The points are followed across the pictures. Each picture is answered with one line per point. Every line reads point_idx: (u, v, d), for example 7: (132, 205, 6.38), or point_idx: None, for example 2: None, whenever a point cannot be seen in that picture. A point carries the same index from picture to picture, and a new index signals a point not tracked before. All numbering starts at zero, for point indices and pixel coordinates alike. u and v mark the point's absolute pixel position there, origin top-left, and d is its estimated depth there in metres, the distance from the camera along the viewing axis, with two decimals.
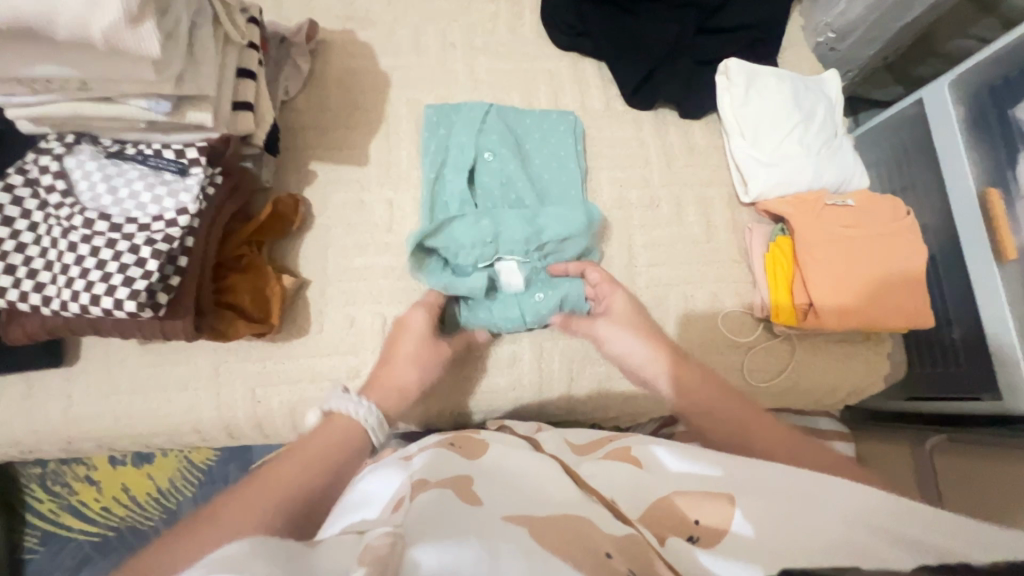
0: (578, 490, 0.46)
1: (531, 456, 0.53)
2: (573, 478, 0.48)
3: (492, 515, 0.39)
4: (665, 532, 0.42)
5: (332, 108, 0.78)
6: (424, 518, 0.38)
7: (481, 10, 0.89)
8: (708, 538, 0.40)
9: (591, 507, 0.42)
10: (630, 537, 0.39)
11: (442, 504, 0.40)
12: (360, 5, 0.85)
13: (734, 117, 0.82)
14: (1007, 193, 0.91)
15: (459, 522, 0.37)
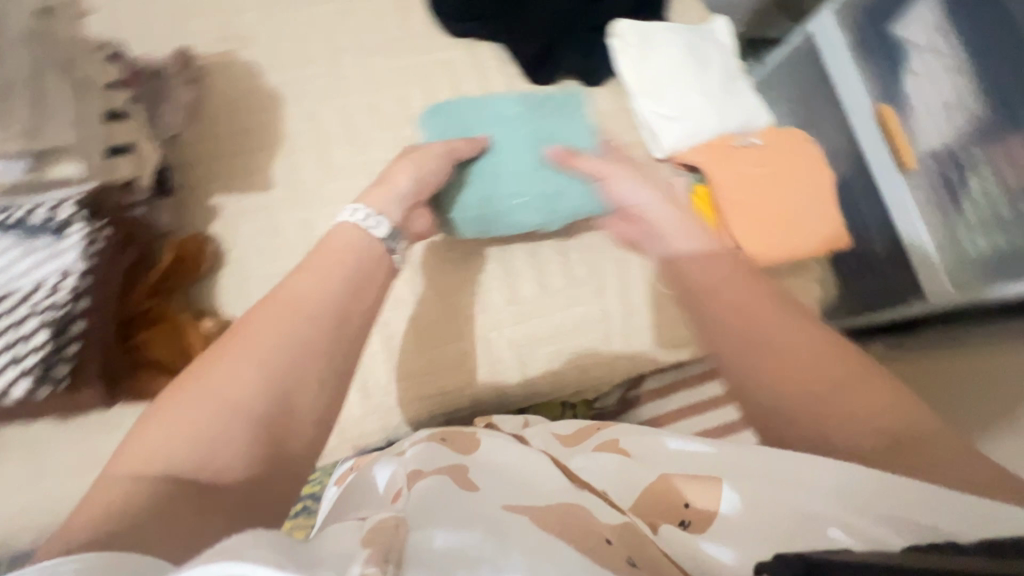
0: (568, 480, 0.48)
1: (514, 446, 0.54)
2: (562, 467, 0.50)
3: (488, 504, 0.41)
4: (658, 520, 0.44)
5: (225, 136, 0.74)
6: (425, 504, 0.41)
7: (365, 10, 0.86)
8: (700, 523, 0.42)
9: (587, 497, 0.45)
10: (623, 525, 0.41)
11: (444, 488, 0.44)
12: (236, 23, 0.81)
13: (632, 81, 0.82)
14: (900, 106, 0.98)
15: (457, 512, 0.39)
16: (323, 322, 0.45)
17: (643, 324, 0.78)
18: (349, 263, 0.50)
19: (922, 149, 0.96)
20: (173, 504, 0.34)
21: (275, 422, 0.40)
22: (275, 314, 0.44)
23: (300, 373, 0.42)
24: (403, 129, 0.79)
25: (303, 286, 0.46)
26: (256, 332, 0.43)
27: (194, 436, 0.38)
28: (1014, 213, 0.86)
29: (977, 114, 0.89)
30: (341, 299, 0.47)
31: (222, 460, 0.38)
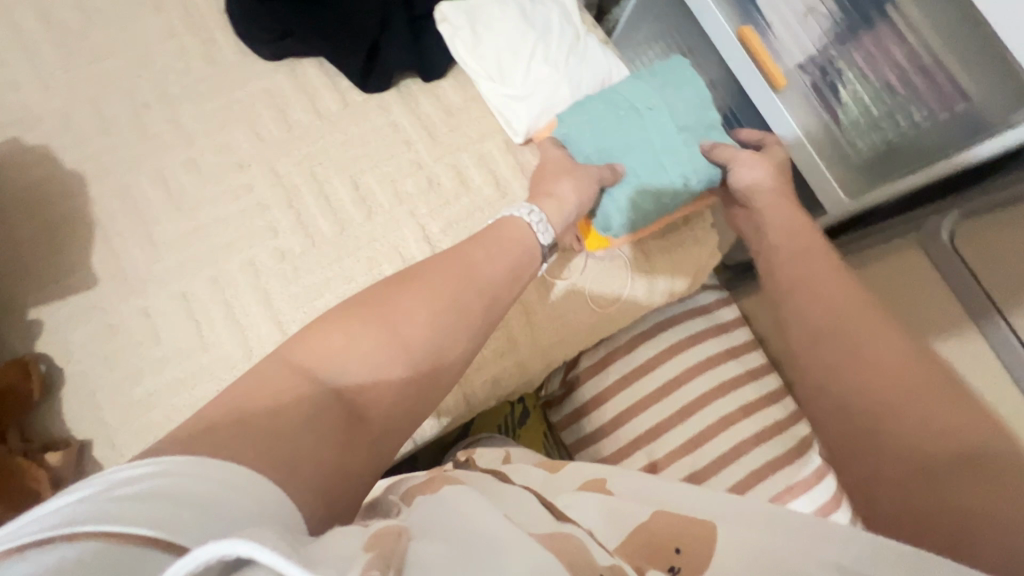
0: (548, 512, 0.39)
1: (500, 487, 0.43)
2: (547, 504, 0.40)
3: (486, 513, 0.36)
4: (643, 565, 0.37)
5: (26, 238, 0.65)
6: (428, 517, 0.36)
7: (163, 53, 0.76)
8: (691, 567, 0.36)
9: (567, 527, 0.37)
10: (614, 566, 0.34)
11: (445, 500, 0.38)
12: (13, 104, 0.71)
13: (475, 64, 0.77)
14: (758, 25, 0.93)
15: (457, 525, 0.34)
16: (494, 295, 0.55)
17: (544, 321, 0.74)
18: (516, 249, 0.60)
19: (788, 66, 0.93)
20: (322, 406, 0.42)
21: (410, 379, 0.48)
22: (444, 282, 0.52)
23: (444, 340, 0.50)
24: (234, 179, 0.71)
25: (479, 264, 0.55)
26: (432, 295, 0.51)
27: (330, 363, 0.45)
28: (879, 109, 0.88)
29: (831, 16, 0.88)
30: (511, 273, 0.58)
31: (355, 388, 0.45)
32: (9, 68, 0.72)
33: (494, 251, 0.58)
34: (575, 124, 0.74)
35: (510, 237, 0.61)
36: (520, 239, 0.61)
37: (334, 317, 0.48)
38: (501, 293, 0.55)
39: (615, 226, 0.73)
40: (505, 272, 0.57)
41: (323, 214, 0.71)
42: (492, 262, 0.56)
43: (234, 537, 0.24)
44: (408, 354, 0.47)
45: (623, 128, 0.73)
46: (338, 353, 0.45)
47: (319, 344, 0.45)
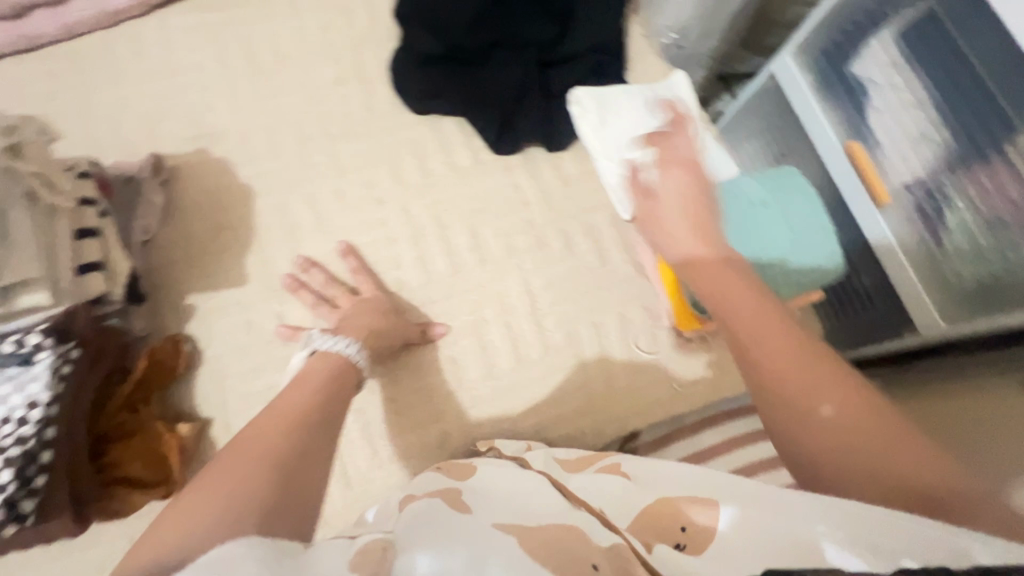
0: (566, 500, 0.56)
1: (520, 473, 0.62)
2: (560, 489, 0.58)
3: (476, 522, 0.49)
4: (652, 538, 0.50)
5: (197, 235, 0.76)
6: (417, 523, 0.49)
7: (331, 95, 0.88)
8: (692, 544, 0.48)
9: (583, 518, 0.52)
10: (614, 548, 0.47)
11: (436, 509, 0.52)
12: (207, 121, 0.84)
13: (597, 144, 0.85)
14: (867, 142, 0.97)
15: (444, 530, 0.48)
16: (317, 409, 0.55)
17: (624, 388, 0.77)
18: (330, 386, 0.59)
19: (894, 185, 0.95)
20: (242, 511, 0.41)
21: (295, 482, 0.46)
22: (277, 417, 0.52)
23: (307, 439, 0.51)
24: (371, 212, 0.80)
25: (276, 410, 0.53)
26: (269, 421, 0.51)
27: (247, 489, 0.43)
28: (991, 240, 0.87)
29: (944, 145, 0.90)
30: (315, 397, 0.56)
31: (259, 508, 0.42)
32: (208, 90, 0.86)
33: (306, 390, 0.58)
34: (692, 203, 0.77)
35: (317, 372, 0.61)
36: (332, 369, 0.62)
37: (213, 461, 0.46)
38: (304, 415, 0.53)
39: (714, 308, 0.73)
40: (310, 402, 0.55)
41: (441, 255, 0.79)
42: (295, 398, 0.55)
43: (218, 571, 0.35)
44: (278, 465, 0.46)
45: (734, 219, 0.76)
46: (212, 486, 0.43)
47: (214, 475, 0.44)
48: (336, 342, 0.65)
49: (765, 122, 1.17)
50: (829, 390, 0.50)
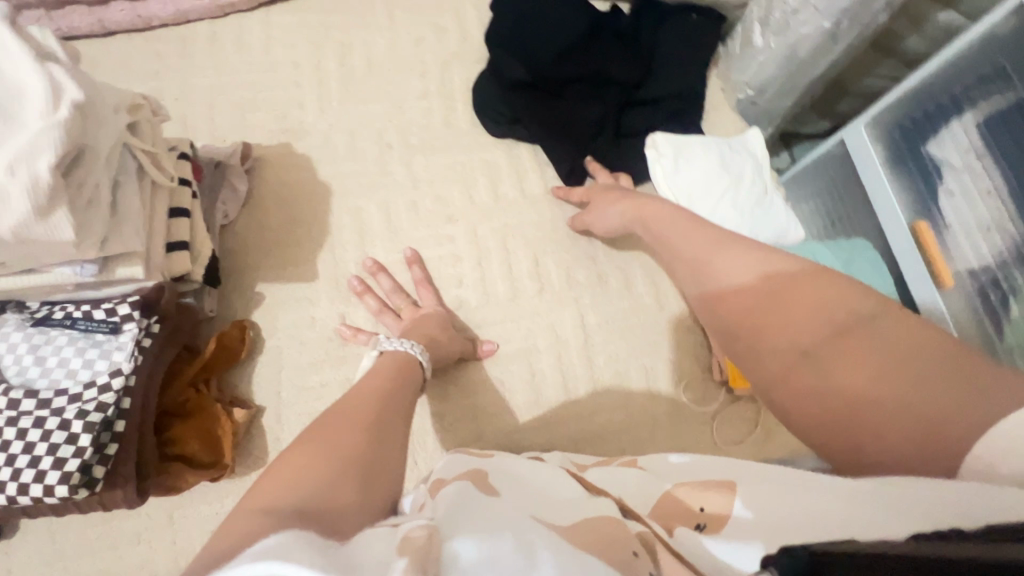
0: (584, 491, 0.51)
1: (555, 475, 0.55)
2: (584, 486, 0.53)
3: (520, 513, 0.43)
4: (672, 521, 0.46)
5: (272, 225, 0.78)
6: (455, 511, 0.42)
7: (415, 108, 0.91)
8: (715, 523, 0.44)
9: (602, 505, 0.47)
10: (641, 535, 0.43)
11: (468, 497, 0.45)
12: (294, 118, 0.87)
13: (668, 191, 0.86)
14: (934, 223, 0.97)
15: (485, 518, 0.40)
16: (392, 405, 0.53)
17: (669, 437, 0.76)
18: (408, 375, 0.61)
19: (958, 269, 0.94)
20: (325, 490, 0.40)
21: (372, 468, 0.44)
22: (355, 408, 0.50)
23: (384, 431, 0.49)
24: (440, 227, 0.82)
25: (353, 400, 0.51)
26: (347, 409, 0.49)
27: (332, 472, 0.42)
28: None
29: (1017, 238, 0.88)
30: (388, 395, 0.54)
31: (344, 491, 0.41)
32: (300, 88, 0.89)
33: (388, 375, 0.59)
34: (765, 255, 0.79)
35: (391, 360, 0.62)
36: (404, 359, 0.63)
37: (318, 425, 0.47)
38: (392, 395, 0.55)
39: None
40: (394, 386, 0.57)
41: (502, 278, 0.80)
42: (378, 380, 0.57)
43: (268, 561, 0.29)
44: (377, 436, 0.47)
45: None
46: (317, 447, 0.43)
47: (320, 437, 0.45)
48: (403, 344, 0.65)
49: (829, 186, 1.17)
50: (801, 327, 0.48)
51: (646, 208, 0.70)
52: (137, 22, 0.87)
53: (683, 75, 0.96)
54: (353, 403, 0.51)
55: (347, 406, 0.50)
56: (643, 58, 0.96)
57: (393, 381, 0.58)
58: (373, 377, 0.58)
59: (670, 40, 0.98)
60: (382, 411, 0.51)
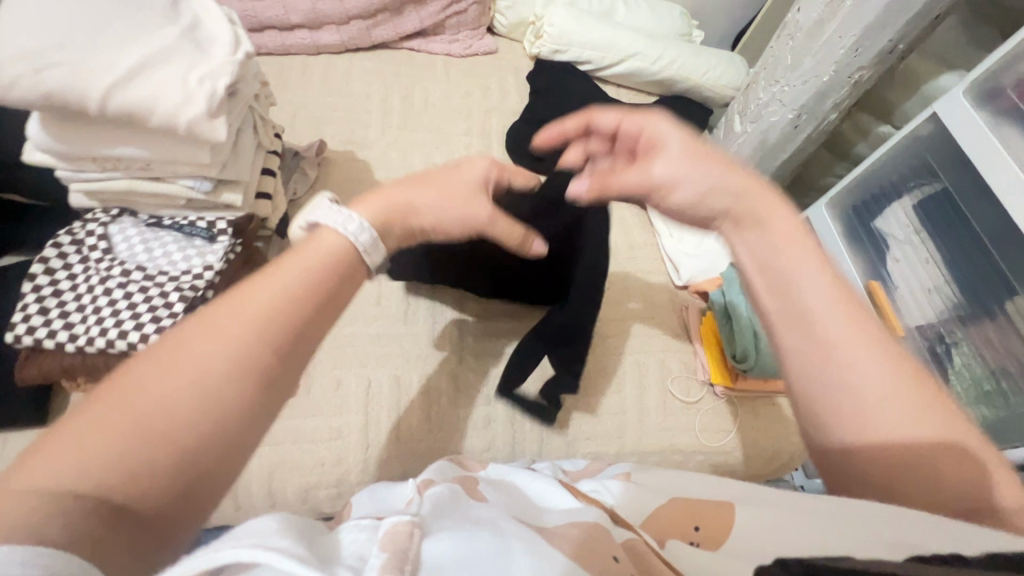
0: (579, 502, 0.53)
1: (529, 476, 0.61)
2: (574, 492, 0.55)
3: (501, 512, 0.49)
4: (667, 535, 0.48)
5: None
6: (441, 507, 0.50)
7: (458, 141, 1.10)
8: (709, 542, 0.46)
9: (593, 511, 0.49)
10: (629, 544, 0.45)
11: (453, 495, 0.53)
12: (360, 133, 1.05)
13: (656, 222, 1.04)
14: (886, 285, 1.14)
15: (467, 515, 0.48)
16: (271, 340, 0.36)
17: (657, 425, 0.84)
18: (329, 273, 0.40)
19: (908, 323, 1.10)
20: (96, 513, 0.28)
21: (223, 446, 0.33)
22: (207, 349, 0.34)
23: (248, 396, 0.34)
24: None
25: (206, 346, 0.34)
26: (196, 370, 0.33)
27: (127, 464, 0.30)
28: (994, 386, 0.97)
29: (953, 299, 1.05)
30: (268, 323, 0.36)
31: (149, 488, 0.30)
32: (368, 113, 1.08)
33: (307, 272, 0.39)
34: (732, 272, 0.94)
35: (315, 254, 0.41)
36: (333, 254, 0.41)
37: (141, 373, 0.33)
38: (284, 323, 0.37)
39: (750, 361, 0.84)
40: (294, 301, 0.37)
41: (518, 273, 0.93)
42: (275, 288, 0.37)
43: (246, 547, 0.33)
44: (228, 403, 0.33)
45: None
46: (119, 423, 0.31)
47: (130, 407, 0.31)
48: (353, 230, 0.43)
49: None
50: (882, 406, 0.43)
51: (764, 190, 0.50)
52: None
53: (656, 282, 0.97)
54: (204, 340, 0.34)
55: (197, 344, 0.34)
56: None
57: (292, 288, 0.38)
58: (272, 276, 0.38)
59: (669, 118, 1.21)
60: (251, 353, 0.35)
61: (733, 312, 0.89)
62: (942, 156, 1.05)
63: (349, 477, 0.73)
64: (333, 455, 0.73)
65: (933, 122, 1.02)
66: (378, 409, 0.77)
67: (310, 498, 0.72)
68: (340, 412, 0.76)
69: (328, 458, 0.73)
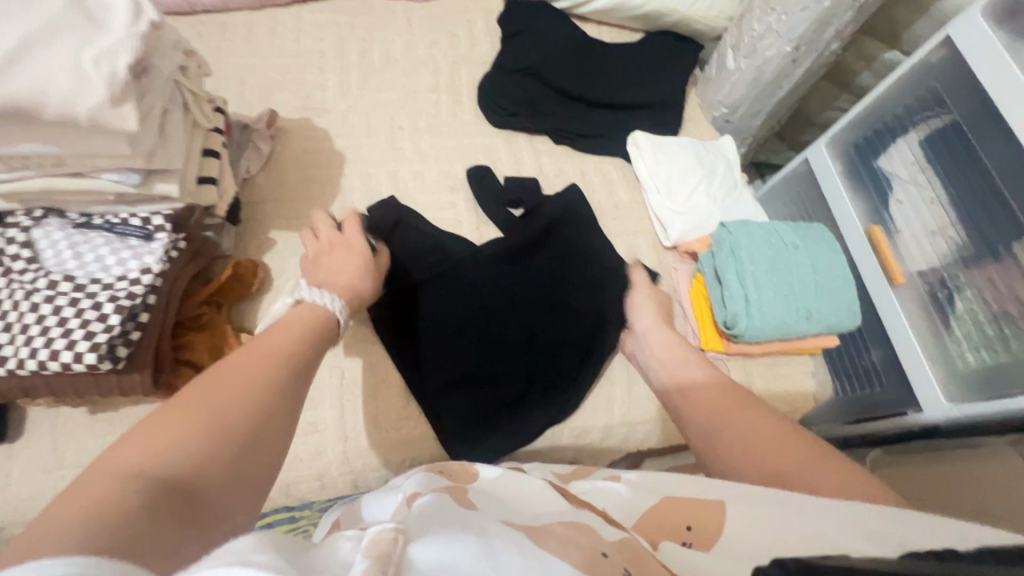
0: (569, 502, 0.50)
1: (526, 478, 0.57)
2: (561, 491, 0.54)
3: (491, 517, 0.42)
4: (659, 537, 0.46)
5: (291, 183, 0.86)
6: (425, 520, 0.41)
7: (425, 99, 1.00)
8: (701, 541, 0.44)
9: (586, 514, 0.45)
10: (623, 542, 0.41)
11: (443, 505, 0.45)
12: (316, 97, 0.96)
13: (643, 179, 0.97)
14: (887, 229, 1.07)
15: (453, 520, 0.41)
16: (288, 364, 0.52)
17: (643, 395, 0.82)
18: (312, 329, 0.59)
19: (909, 269, 1.03)
20: (162, 494, 0.36)
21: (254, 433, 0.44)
22: (242, 368, 0.49)
23: (254, 404, 0.45)
24: (442, 196, 0.91)
25: (241, 366, 0.49)
26: (227, 386, 0.46)
27: (179, 448, 0.39)
28: (996, 332, 0.91)
29: (959, 242, 0.98)
30: (284, 355, 0.52)
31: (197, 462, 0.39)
32: (323, 73, 0.98)
33: (307, 311, 0.61)
34: (722, 227, 0.87)
35: (305, 312, 0.61)
36: (311, 312, 0.61)
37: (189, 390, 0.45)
38: (295, 358, 0.53)
39: (741, 325, 0.80)
40: (292, 349, 0.54)
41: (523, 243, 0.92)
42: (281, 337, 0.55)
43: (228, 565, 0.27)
44: (242, 403, 0.45)
45: (770, 248, 0.84)
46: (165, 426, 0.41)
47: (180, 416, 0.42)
48: (323, 296, 0.64)
49: (796, 203, 1.29)
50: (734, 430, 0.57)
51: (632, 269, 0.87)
52: (183, 5, 0.97)
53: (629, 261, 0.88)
54: (235, 372, 0.48)
55: (225, 373, 0.47)
56: (632, 70, 1.08)
57: (288, 322, 0.59)
58: (289, 322, 0.59)
59: (655, 57, 1.10)
60: (275, 377, 0.49)
61: (722, 273, 0.84)
62: (954, 84, 0.96)
63: (329, 469, 0.71)
64: (311, 450, 0.71)
65: (945, 48, 0.93)
66: (353, 399, 0.74)
67: (293, 491, 0.71)
68: (314, 405, 0.73)
69: (305, 453, 0.71)
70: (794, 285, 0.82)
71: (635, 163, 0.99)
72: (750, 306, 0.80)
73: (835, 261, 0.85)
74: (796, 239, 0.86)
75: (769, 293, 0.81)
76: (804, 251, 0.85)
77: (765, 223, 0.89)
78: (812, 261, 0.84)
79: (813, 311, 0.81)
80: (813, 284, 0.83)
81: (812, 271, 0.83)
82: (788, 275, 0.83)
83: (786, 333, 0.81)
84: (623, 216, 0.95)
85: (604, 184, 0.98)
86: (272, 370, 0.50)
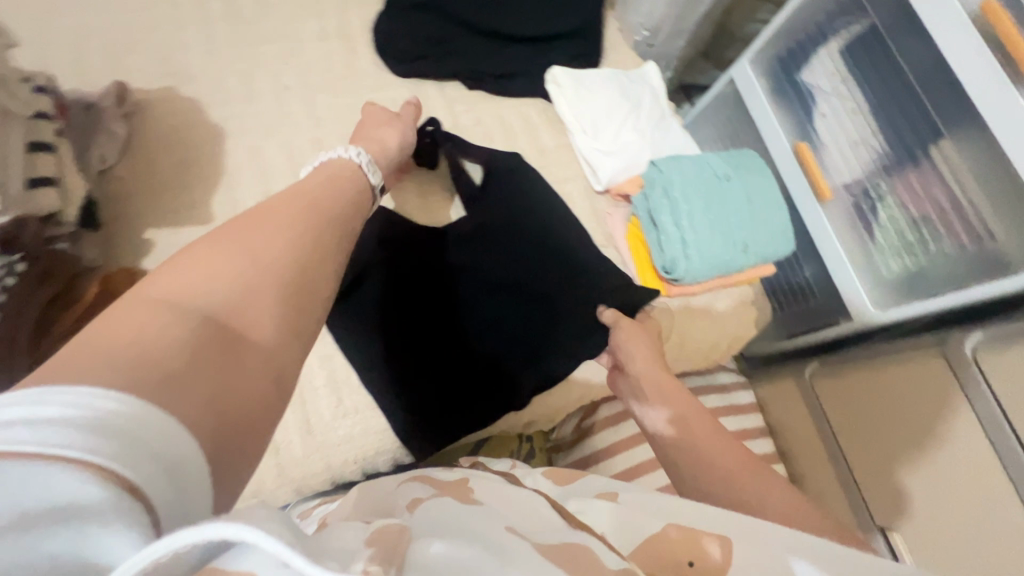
0: (563, 520, 0.42)
1: (515, 490, 0.48)
2: (557, 508, 0.45)
3: (493, 524, 0.37)
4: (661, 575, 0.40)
5: (163, 169, 0.73)
6: (437, 520, 0.36)
7: (312, 50, 0.87)
8: None
9: (580, 534, 0.39)
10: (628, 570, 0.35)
11: (447, 506, 0.40)
12: (177, 59, 0.80)
13: (568, 119, 0.90)
14: (812, 144, 1.06)
15: (462, 521, 0.37)
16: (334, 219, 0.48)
17: None
18: (351, 188, 0.55)
19: (835, 184, 1.03)
20: (208, 335, 0.34)
21: (301, 284, 0.40)
22: (288, 214, 0.45)
23: (304, 253, 0.42)
24: None
25: (284, 212, 0.44)
26: (272, 228, 0.42)
27: (233, 293, 0.37)
28: (916, 237, 0.93)
29: (879, 152, 0.98)
30: (325, 206, 0.48)
31: (252, 309, 0.37)
32: (181, 28, 0.82)
33: (346, 172, 0.57)
34: (654, 165, 0.83)
35: (337, 171, 0.57)
36: (351, 175, 0.57)
37: (240, 226, 0.42)
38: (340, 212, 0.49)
39: (680, 269, 0.78)
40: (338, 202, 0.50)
41: (455, 210, 0.85)
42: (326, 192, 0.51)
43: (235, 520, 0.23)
44: (295, 252, 0.41)
45: (708, 184, 0.81)
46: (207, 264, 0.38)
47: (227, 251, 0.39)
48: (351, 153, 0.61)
49: (726, 125, 1.27)
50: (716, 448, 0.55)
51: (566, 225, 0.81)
52: None
53: (565, 216, 0.81)
54: (279, 215, 0.44)
55: (268, 217, 0.43)
56: None
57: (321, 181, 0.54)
58: (329, 180, 0.54)
59: None
60: (319, 227, 0.45)
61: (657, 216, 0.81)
62: None
63: (265, 485, 0.65)
64: None
65: None
66: None
67: None
68: None
69: None
70: (733, 220, 0.80)
71: (557, 102, 0.91)
72: (689, 248, 0.78)
73: (767, 192, 0.83)
74: (730, 171, 0.83)
75: (707, 233, 0.79)
76: (736, 184, 0.82)
77: (697, 156, 0.85)
78: (745, 193, 0.82)
79: (752, 244, 0.80)
80: (749, 217, 0.81)
81: (745, 204, 0.81)
82: (724, 211, 0.80)
83: (725, 270, 0.80)
84: (551, 163, 0.89)
85: (527, 130, 0.90)
86: (314, 218, 0.46)
